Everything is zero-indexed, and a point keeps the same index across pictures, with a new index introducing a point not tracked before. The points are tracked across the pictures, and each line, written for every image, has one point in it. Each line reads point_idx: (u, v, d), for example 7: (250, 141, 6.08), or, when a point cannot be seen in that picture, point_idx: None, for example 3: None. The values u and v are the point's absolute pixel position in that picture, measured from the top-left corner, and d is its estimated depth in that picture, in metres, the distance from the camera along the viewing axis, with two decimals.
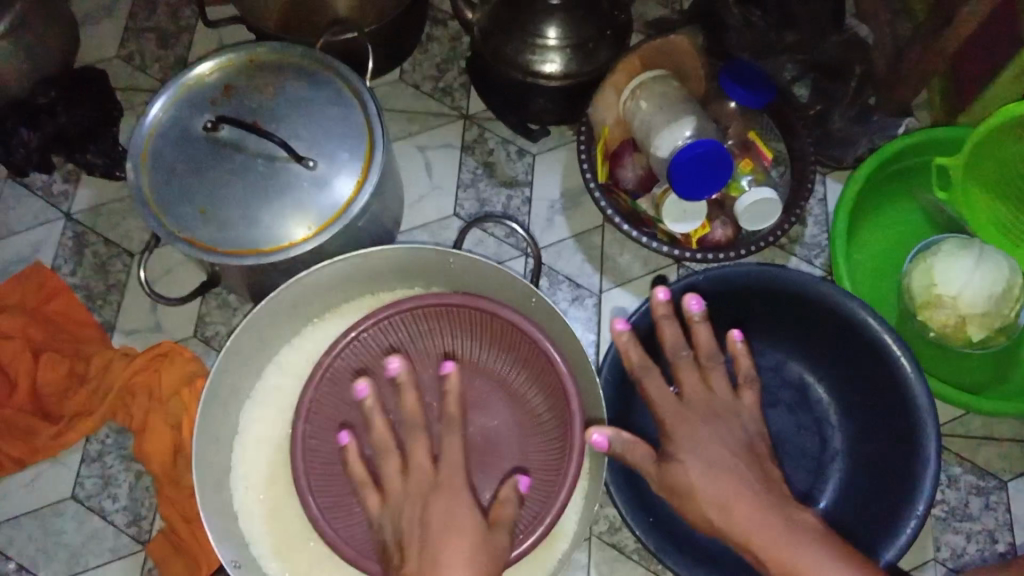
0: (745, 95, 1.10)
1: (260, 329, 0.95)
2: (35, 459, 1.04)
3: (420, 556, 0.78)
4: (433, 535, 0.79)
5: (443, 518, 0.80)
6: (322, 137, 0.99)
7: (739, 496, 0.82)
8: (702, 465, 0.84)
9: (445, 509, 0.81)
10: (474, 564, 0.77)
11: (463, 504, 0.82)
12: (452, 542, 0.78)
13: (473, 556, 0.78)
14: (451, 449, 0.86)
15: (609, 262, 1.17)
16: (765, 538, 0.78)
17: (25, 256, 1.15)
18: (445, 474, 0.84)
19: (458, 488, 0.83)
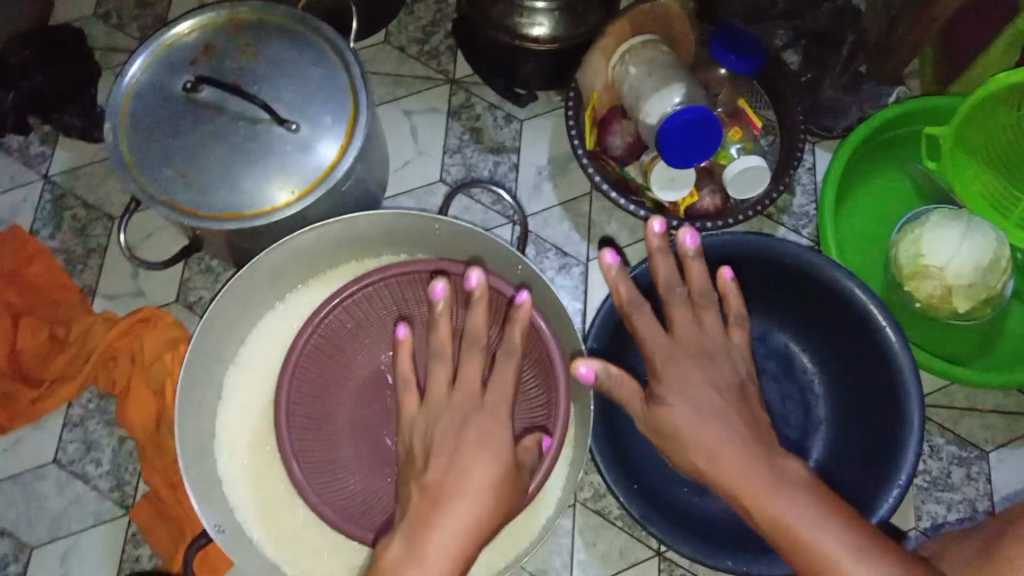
0: (735, 61, 1.09)
1: (244, 295, 0.94)
2: (16, 424, 1.03)
3: (446, 467, 0.74)
4: (463, 449, 0.75)
5: (481, 435, 0.76)
6: (305, 100, 0.98)
7: (727, 444, 0.78)
8: (691, 412, 0.81)
9: (481, 434, 0.76)
10: (489, 491, 0.73)
11: (501, 435, 0.78)
12: (482, 462, 0.74)
13: (491, 484, 0.73)
14: (500, 375, 0.82)
15: (598, 230, 1.16)
16: (749, 489, 0.74)
17: (2, 218, 1.13)
18: (491, 398, 0.80)
19: (500, 411, 0.80)
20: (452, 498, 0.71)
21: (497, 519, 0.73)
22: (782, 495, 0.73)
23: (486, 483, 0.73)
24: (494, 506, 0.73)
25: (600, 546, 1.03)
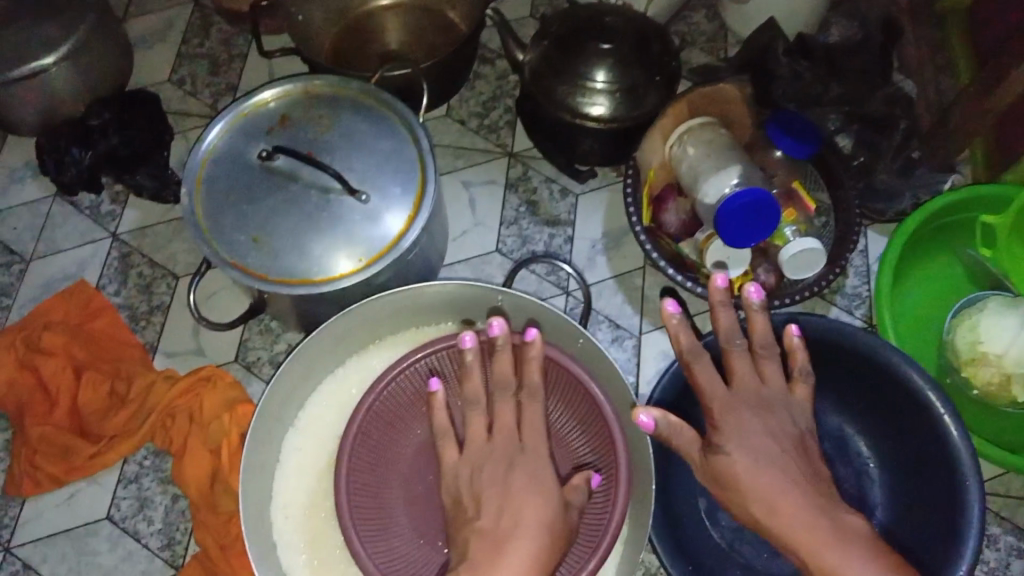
0: (793, 144, 1.11)
1: (308, 360, 0.96)
2: (73, 477, 1.03)
3: (499, 513, 0.80)
4: (515, 493, 0.81)
5: (528, 479, 0.83)
6: (375, 172, 1.00)
7: (785, 493, 0.80)
8: (750, 460, 0.82)
9: (528, 478, 0.83)
10: (543, 527, 0.79)
11: (546, 473, 0.84)
12: (530, 504, 0.80)
13: (541, 521, 0.79)
14: (533, 427, 0.87)
15: (652, 304, 1.17)
16: (813, 542, 0.76)
17: (70, 273, 1.16)
18: (528, 446, 0.86)
19: (541, 460, 0.85)
20: (512, 539, 0.77)
21: (552, 562, 0.78)
22: (845, 551, 0.74)
23: (535, 527, 0.79)
24: (549, 544, 0.78)
25: None
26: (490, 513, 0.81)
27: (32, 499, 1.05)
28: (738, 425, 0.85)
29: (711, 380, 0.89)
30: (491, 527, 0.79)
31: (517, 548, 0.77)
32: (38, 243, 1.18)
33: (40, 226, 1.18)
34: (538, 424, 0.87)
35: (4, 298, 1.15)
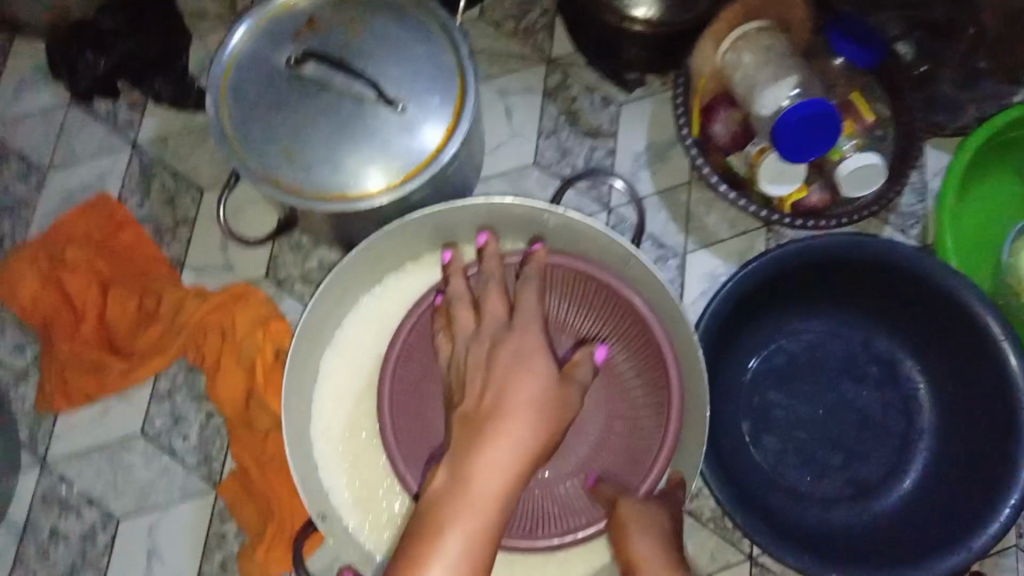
0: (855, 52, 1.05)
1: (345, 279, 0.93)
2: (105, 394, 1.02)
3: (482, 395, 0.69)
4: (503, 368, 0.70)
5: (514, 355, 0.72)
6: (411, 79, 0.93)
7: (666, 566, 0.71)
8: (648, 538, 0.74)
9: (513, 352, 0.72)
10: (539, 403, 0.68)
11: (536, 343, 0.74)
12: (519, 379, 0.69)
13: (536, 392, 0.69)
14: (529, 308, 0.79)
15: (697, 222, 1.12)
16: None
17: (90, 183, 1.11)
18: (517, 322, 0.76)
19: (531, 333, 0.75)
20: (503, 416, 0.65)
21: (553, 436, 0.68)
22: None
23: (529, 402, 0.67)
24: (545, 423, 0.67)
25: (691, 547, 1.01)
26: (478, 383, 0.70)
27: (65, 415, 1.03)
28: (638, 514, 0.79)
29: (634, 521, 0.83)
30: (483, 393, 0.68)
31: (513, 426, 0.65)
32: (56, 151, 1.12)
33: (57, 134, 1.13)
34: (533, 304, 0.79)
35: (24, 208, 1.11)
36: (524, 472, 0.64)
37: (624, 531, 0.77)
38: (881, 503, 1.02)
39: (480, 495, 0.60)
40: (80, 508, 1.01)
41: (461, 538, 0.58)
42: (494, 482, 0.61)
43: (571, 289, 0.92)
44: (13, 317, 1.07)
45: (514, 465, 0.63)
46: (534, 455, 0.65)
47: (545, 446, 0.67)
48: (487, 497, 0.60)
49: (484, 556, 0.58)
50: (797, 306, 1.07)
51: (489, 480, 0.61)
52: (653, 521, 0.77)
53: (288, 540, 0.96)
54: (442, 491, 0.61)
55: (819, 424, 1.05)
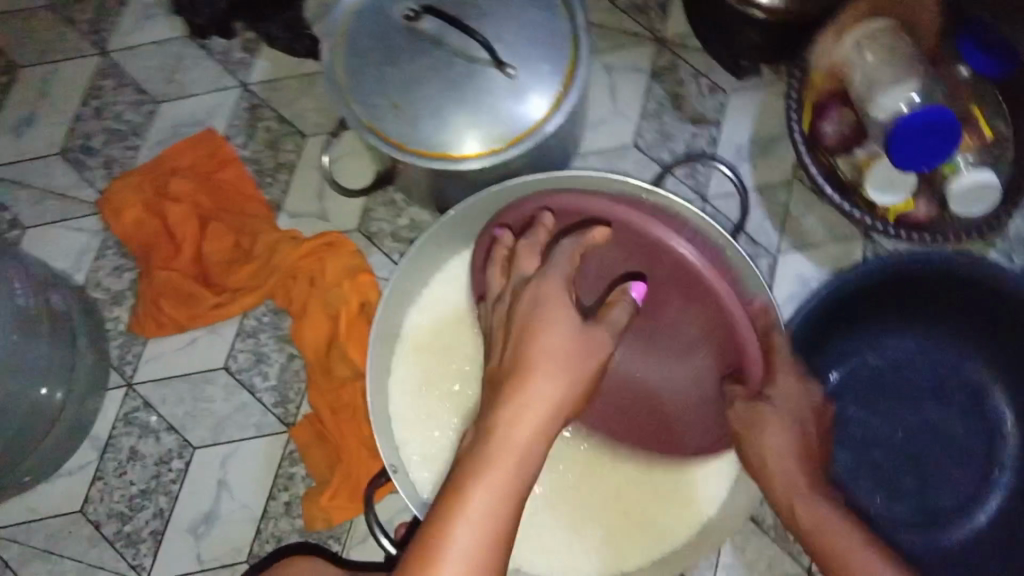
0: (983, 62, 0.99)
1: (440, 239, 0.94)
2: (194, 325, 1.05)
3: (507, 350, 0.64)
4: (527, 317, 0.64)
5: (533, 304, 0.65)
6: (526, 45, 0.93)
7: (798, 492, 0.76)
8: (778, 452, 0.78)
9: (535, 296, 0.65)
10: (571, 353, 0.62)
11: (563, 302, 0.64)
12: (547, 333, 0.62)
13: (569, 341, 0.62)
14: (561, 259, 0.69)
15: (794, 222, 1.10)
16: (832, 541, 0.72)
17: (199, 119, 1.14)
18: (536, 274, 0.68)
19: (550, 282, 0.66)
20: (531, 373, 0.60)
21: (582, 395, 0.62)
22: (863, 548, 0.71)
23: (550, 358, 0.61)
24: (582, 371, 0.62)
25: (749, 549, 1.00)
26: (501, 343, 0.65)
27: (154, 340, 1.07)
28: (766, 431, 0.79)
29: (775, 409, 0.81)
30: (513, 341, 0.63)
31: (545, 388, 0.60)
32: (169, 85, 1.15)
33: (172, 68, 1.16)
34: (564, 257, 0.69)
35: (134, 137, 1.14)
36: (554, 430, 0.61)
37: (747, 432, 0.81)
38: (948, 534, 1.01)
39: (516, 457, 0.58)
40: (159, 432, 1.05)
41: (481, 510, 0.56)
42: (530, 437, 0.59)
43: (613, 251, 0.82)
44: (114, 241, 1.11)
45: (545, 424, 0.60)
46: (570, 404, 0.61)
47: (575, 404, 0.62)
48: (525, 452, 0.58)
49: (505, 523, 0.56)
50: (889, 321, 1.04)
51: (524, 438, 0.58)
52: (782, 432, 0.79)
53: (353, 487, 0.99)
54: (476, 453, 0.58)
55: (895, 442, 1.03)
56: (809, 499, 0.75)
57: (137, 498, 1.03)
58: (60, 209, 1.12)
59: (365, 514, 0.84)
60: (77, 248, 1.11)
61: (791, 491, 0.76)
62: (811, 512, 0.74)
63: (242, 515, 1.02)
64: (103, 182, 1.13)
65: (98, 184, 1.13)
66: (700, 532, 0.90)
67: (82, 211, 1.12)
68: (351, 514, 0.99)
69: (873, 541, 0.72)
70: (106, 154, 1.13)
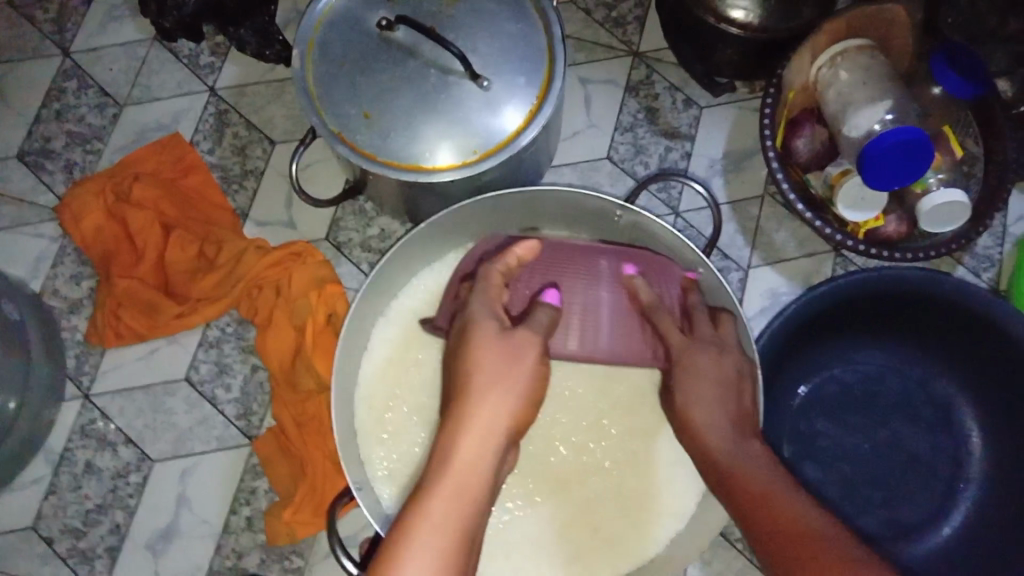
0: (954, 81, 0.99)
1: (409, 252, 0.92)
2: (155, 335, 1.02)
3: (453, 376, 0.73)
4: (458, 353, 0.74)
5: (462, 338, 0.74)
6: (500, 56, 0.92)
7: (741, 462, 0.72)
8: (702, 410, 0.78)
9: (469, 328, 0.75)
10: (494, 370, 0.71)
11: (487, 329, 0.74)
12: (478, 355, 0.72)
13: (491, 360, 0.71)
14: (489, 292, 0.79)
15: (766, 237, 1.10)
16: (755, 491, 0.69)
17: (164, 124, 1.11)
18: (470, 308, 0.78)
19: (481, 314, 0.76)
20: (474, 399, 0.69)
21: (524, 409, 0.71)
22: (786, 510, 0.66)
23: (489, 382, 0.70)
24: (514, 387, 0.70)
25: (716, 564, 0.98)
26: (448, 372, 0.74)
27: (113, 350, 1.04)
28: (690, 395, 0.79)
29: (698, 379, 0.79)
30: (452, 374, 0.73)
31: (479, 409, 0.69)
32: (133, 88, 1.12)
33: (137, 70, 1.13)
34: (492, 301, 0.78)
35: (95, 140, 1.11)
36: (498, 452, 0.67)
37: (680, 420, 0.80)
38: (916, 549, 0.99)
39: (462, 476, 0.64)
40: (116, 444, 1.02)
41: (432, 533, 0.60)
42: (468, 459, 0.65)
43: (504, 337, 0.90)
44: (73, 247, 1.07)
45: (490, 447, 0.67)
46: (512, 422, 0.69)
47: (515, 424, 0.70)
48: (467, 474, 0.64)
49: (466, 540, 0.61)
50: (858, 337, 1.04)
51: (467, 458, 0.65)
52: (705, 395, 0.78)
53: (317, 503, 0.96)
54: (427, 481, 0.65)
55: (865, 457, 1.02)
56: (731, 451, 0.74)
57: (92, 513, 1.00)
58: (17, 214, 1.09)
59: (329, 533, 0.82)
60: (34, 255, 1.08)
61: (721, 447, 0.75)
62: (739, 472, 0.71)
63: (201, 531, 0.99)
64: (63, 187, 1.09)
65: (58, 188, 1.09)
66: (669, 550, 0.89)
67: (40, 216, 1.08)
68: (314, 529, 0.96)
69: (798, 492, 0.69)
70: (67, 158, 1.10)
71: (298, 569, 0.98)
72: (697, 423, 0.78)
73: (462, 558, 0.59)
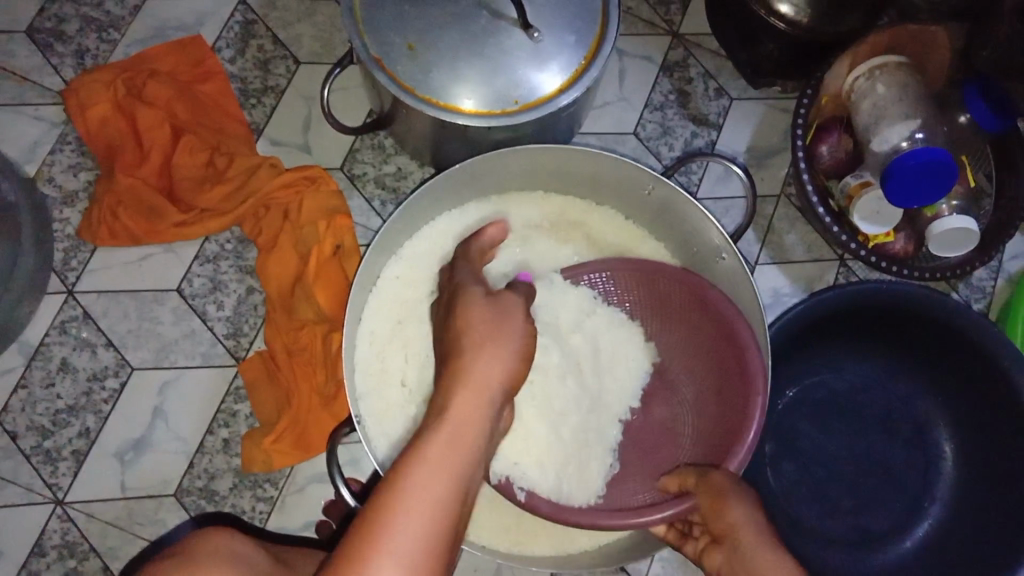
0: (984, 112, 0.99)
1: (436, 194, 0.92)
2: (152, 240, 0.99)
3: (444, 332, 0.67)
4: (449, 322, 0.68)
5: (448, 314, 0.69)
6: (554, 10, 0.88)
7: None
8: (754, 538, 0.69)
9: (456, 306, 0.69)
10: (491, 335, 0.64)
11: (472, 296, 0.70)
12: (466, 317, 0.67)
13: (476, 320, 0.66)
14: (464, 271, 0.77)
15: (776, 236, 1.11)
16: None
17: (187, 24, 1.06)
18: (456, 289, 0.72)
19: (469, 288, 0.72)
20: (471, 354, 0.63)
21: (517, 381, 0.65)
22: None
23: (481, 344, 0.63)
24: (515, 372, 0.64)
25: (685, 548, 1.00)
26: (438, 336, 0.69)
27: (104, 249, 1.00)
28: (737, 528, 0.70)
29: (746, 521, 0.70)
30: (442, 333, 0.68)
31: (473, 368, 0.62)
32: None
33: None
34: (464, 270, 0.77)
35: (112, 29, 1.05)
36: (493, 408, 0.62)
37: (726, 523, 0.71)
38: (875, 558, 1.03)
39: (457, 429, 0.59)
40: (96, 346, 0.98)
41: (435, 477, 0.55)
42: (466, 409, 0.60)
43: (645, 305, 0.91)
44: (75, 136, 1.02)
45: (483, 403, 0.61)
46: (510, 386, 0.64)
47: (512, 378, 0.63)
48: (467, 436, 0.59)
49: (453, 508, 0.54)
50: (852, 348, 1.06)
51: (461, 415, 0.60)
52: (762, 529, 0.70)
53: (299, 434, 0.94)
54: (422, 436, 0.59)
55: (842, 463, 1.04)
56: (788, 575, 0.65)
57: (62, 413, 0.96)
58: (19, 92, 1.03)
59: (328, 460, 0.80)
60: (32, 138, 1.02)
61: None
62: None
63: (175, 446, 0.96)
64: (72, 72, 1.04)
65: (65, 73, 1.04)
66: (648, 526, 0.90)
67: (43, 98, 1.03)
68: (292, 461, 0.95)
69: None
70: (79, 43, 1.04)
71: (270, 498, 0.96)
72: (744, 535, 0.69)
73: (452, 489, 0.55)
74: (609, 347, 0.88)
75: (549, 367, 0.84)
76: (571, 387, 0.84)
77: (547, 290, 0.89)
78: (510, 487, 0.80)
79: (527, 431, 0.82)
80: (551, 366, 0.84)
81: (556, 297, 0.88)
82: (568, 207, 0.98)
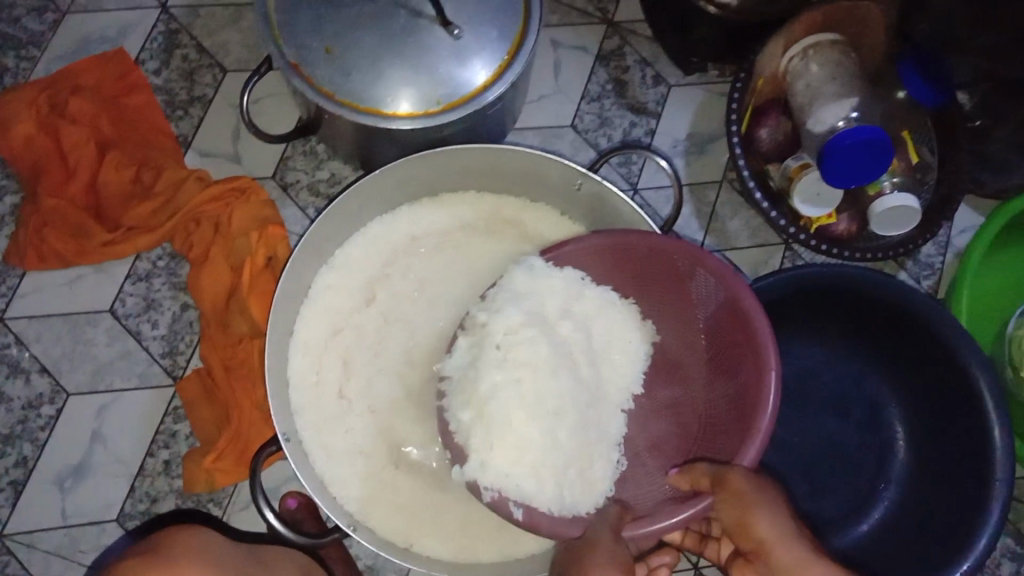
0: (921, 89, 0.99)
1: (362, 200, 0.90)
2: (82, 261, 0.97)
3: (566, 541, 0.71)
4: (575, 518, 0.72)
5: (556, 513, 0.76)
6: (474, 5, 0.85)
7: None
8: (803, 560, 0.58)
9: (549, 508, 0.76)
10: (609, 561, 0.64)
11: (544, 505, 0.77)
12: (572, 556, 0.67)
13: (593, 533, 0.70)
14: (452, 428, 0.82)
15: (719, 223, 1.10)
16: None
17: (108, 37, 1.03)
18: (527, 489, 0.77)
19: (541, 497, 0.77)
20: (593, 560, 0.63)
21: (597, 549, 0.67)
22: None
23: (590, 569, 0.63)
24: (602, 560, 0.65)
25: None
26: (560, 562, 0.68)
27: (34, 272, 0.98)
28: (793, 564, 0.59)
29: (783, 538, 0.60)
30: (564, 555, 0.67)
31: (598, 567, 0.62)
32: None
33: None
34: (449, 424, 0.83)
35: (31, 47, 1.03)
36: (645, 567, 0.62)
37: (756, 541, 0.61)
38: (836, 539, 1.02)
39: (782, 545, 0.60)
40: (30, 373, 0.96)
41: None
42: (766, 526, 0.61)
43: (627, 268, 0.85)
44: None
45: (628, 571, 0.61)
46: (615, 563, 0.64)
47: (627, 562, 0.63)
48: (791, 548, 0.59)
49: None
50: (799, 331, 1.05)
51: (766, 532, 0.61)
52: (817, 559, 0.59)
53: (240, 452, 0.93)
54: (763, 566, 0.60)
55: (794, 449, 1.04)
56: None
57: None
58: None
59: (250, 484, 0.79)
60: None
61: None
62: None
63: (115, 469, 0.95)
64: None
65: None
66: None
67: None
68: (235, 478, 0.93)
69: None
70: None
71: (215, 517, 0.95)
72: (777, 548, 0.60)
73: None
74: (596, 329, 0.85)
75: (538, 363, 0.80)
76: (565, 382, 0.80)
77: (528, 275, 0.84)
78: (505, 503, 0.78)
79: (515, 436, 0.79)
80: (541, 361, 0.80)
81: (540, 285, 0.84)
82: (501, 205, 0.96)
